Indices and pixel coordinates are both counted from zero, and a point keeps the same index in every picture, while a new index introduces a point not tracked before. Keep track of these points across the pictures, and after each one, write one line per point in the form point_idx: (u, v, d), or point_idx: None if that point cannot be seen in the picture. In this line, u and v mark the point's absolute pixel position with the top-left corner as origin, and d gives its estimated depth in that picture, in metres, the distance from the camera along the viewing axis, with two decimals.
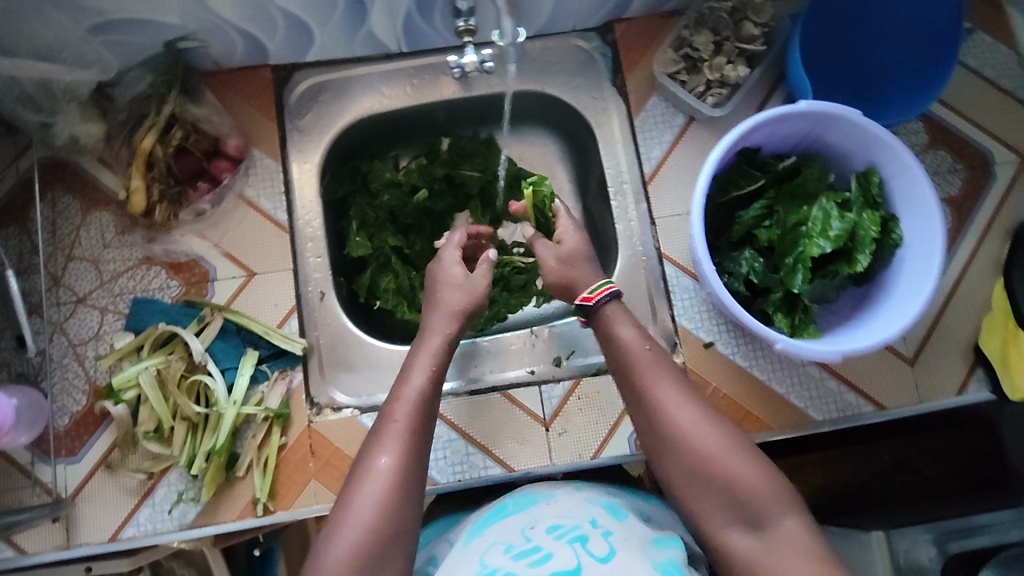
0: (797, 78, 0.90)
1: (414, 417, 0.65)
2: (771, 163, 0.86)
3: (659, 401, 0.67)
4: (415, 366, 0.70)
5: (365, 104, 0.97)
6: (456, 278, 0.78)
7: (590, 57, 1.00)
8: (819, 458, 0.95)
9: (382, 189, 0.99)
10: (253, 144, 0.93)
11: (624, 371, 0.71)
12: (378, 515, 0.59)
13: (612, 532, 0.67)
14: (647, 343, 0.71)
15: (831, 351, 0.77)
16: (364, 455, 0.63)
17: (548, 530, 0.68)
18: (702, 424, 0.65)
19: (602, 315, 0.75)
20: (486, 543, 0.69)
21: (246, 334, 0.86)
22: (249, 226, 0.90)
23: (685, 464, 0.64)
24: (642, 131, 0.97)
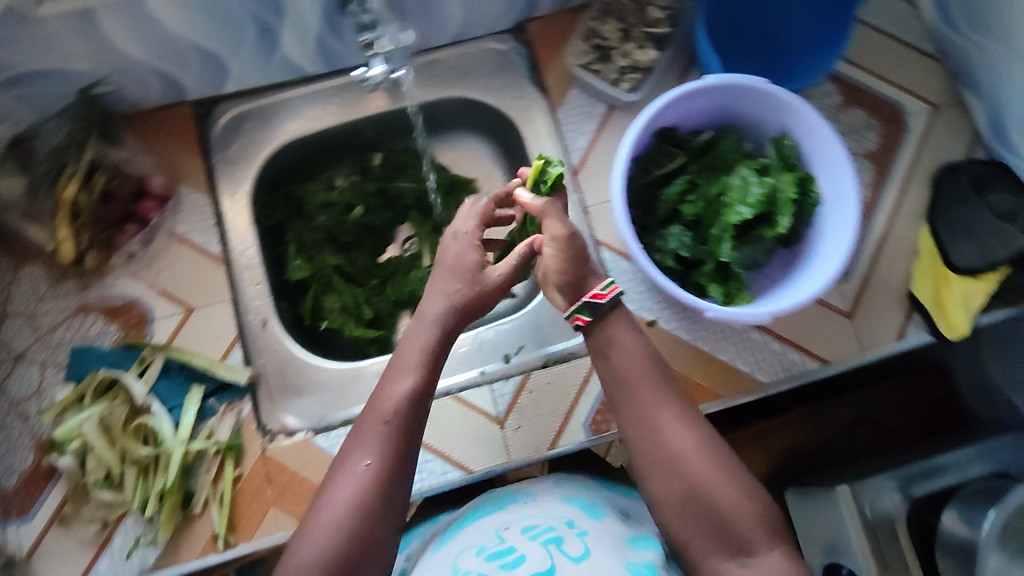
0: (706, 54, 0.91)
1: (401, 422, 0.64)
2: (689, 139, 0.88)
3: (656, 418, 0.65)
4: (408, 361, 0.67)
5: (290, 128, 0.98)
6: (473, 266, 0.72)
7: (507, 58, 1.01)
8: (787, 419, 1.13)
9: (317, 210, 0.99)
10: (180, 181, 0.93)
11: (624, 383, 0.68)
12: (355, 522, 0.59)
13: (589, 530, 0.68)
14: (644, 354, 0.69)
15: (762, 314, 0.78)
16: (346, 457, 0.62)
17: (522, 531, 0.68)
18: (697, 448, 0.64)
19: (607, 316, 0.70)
20: (455, 550, 0.69)
21: (189, 371, 0.86)
22: (183, 263, 0.90)
23: (675, 483, 0.63)
24: (567, 124, 0.98)
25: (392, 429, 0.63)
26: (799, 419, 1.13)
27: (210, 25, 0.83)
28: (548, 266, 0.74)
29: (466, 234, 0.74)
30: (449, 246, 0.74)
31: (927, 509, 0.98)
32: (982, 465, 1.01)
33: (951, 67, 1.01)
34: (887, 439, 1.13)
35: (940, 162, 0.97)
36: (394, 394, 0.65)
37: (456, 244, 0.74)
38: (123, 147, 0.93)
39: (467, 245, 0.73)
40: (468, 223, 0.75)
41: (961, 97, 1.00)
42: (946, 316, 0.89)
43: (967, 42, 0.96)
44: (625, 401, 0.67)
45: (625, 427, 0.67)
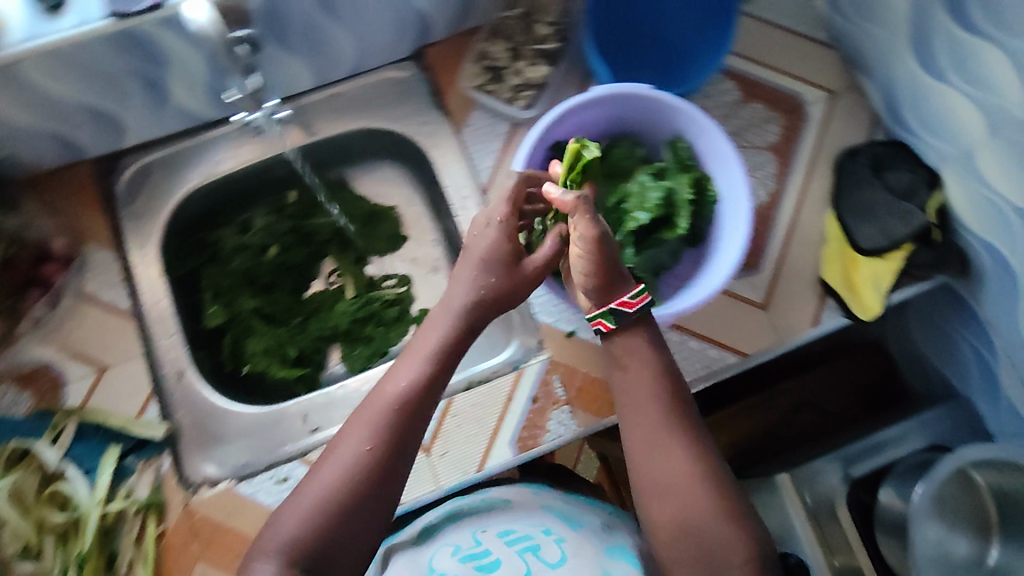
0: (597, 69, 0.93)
1: (403, 413, 0.69)
2: (586, 150, 0.89)
3: (664, 441, 0.70)
4: (421, 348, 0.73)
5: (197, 176, 0.97)
6: (507, 254, 0.75)
7: (409, 84, 1.01)
8: (732, 412, 1.16)
9: (232, 254, 1.00)
10: (84, 240, 0.92)
11: (636, 400, 0.73)
12: (342, 496, 0.65)
13: (564, 537, 0.77)
14: (665, 386, 0.73)
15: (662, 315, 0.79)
16: (345, 435, 0.69)
17: (501, 536, 0.79)
18: (695, 481, 0.68)
19: (626, 327, 0.75)
20: (436, 547, 0.79)
21: (105, 431, 0.85)
22: (94, 322, 0.89)
23: (672, 511, 0.68)
24: (473, 144, 0.98)
25: (394, 417, 0.69)
26: (739, 412, 1.17)
27: (93, 86, 0.82)
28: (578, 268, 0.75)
29: (498, 221, 0.77)
30: (479, 237, 0.77)
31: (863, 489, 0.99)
32: (917, 440, 1.01)
33: (845, 54, 1.02)
34: (829, 421, 1.16)
35: (842, 147, 0.99)
36: (399, 384, 0.71)
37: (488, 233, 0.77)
38: (22, 213, 0.91)
39: (498, 237, 0.76)
40: (500, 212, 0.78)
41: (858, 82, 1.02)
42: (858, 297, 0.90)
43: (855, 29, 0.98)
44: (639, 420, 0.72)
45: (637, 449, 0.72)
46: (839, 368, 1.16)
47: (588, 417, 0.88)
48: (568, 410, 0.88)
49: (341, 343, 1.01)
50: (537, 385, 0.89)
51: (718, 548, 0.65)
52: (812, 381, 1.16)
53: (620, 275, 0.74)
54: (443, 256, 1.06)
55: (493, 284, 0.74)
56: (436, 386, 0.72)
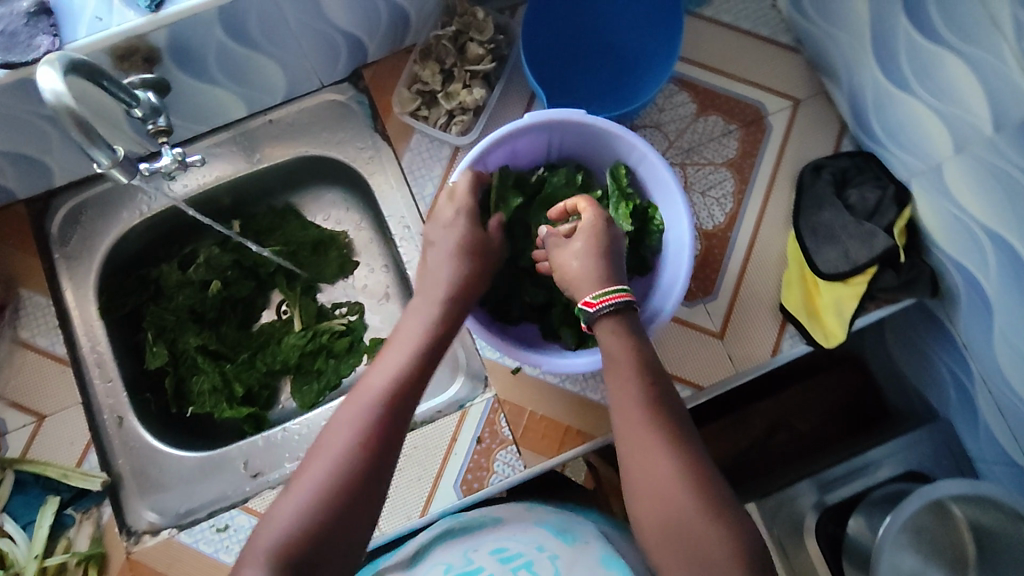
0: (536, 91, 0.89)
1: (395, 396, 0.62)
2: (525, 179, 0.86)
3: (651, 438, 0.62)
4: (407, 333, 0.69)
5: (132, 212, 0.95)
6: (474, 244, 0.77)
7: (348, 107, 0.97)
8: (709, 433, 1.09)
9: (175, 290, 0.96)
10: (17, 285, 0.90)
11: (618, 391, 0.67)
12: (335, 491, 0.55)
13: (559, 554, 0.71)
14: (650, 378, 0.67)
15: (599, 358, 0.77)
16: (332, 426, 0.61)
17: (493, 554, 0.72)
18: (684, 477, 0.60)
19: (603, 321, 0.70)
20: (426, 567, 0.73)
21: (45, 482, 0.84)
22: (29, 370, 0.87)
23: (660, 511, 0.59)
24: (411, 171, 0.94)
25: (382, 400, 0.62)
26: (717, 430, 1.09)
27: (7, 133, 0.79)
28: (567, 274, 0.74)
29: (458, 202, 0.77)
30: (447, 225, 0.78)
31: (830, 519, 0.91)
32: (892, 467, 0.94)
33: (810, 56, 0.95)
34: (806, 443, 1.09)
35: (805, 160, 0.93)
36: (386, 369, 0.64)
37: (448, 220, 0.78)
38: None
39: (461, 222, 0.77)
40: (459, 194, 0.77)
41: (825, 87, 0.95)
42: (822, 323, 0.85)
43: (820, 31, 0.91)
44: (624, 419, 0.65)
45: (622, 442, 0.64)
46: (816, 387, 1.10)
47: (535, 457, 0.85)
48: (515, 450, 0.85)
49: (292, 378, 0.98)
50: (482, 423, 0.86)
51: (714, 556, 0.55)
52: (787, 401, 1.10)
53: (592, 274, 0.72)
54: (393, 282, 1.02)
55: (466, 268, 0.75)
56: (426, 369, 0.66)
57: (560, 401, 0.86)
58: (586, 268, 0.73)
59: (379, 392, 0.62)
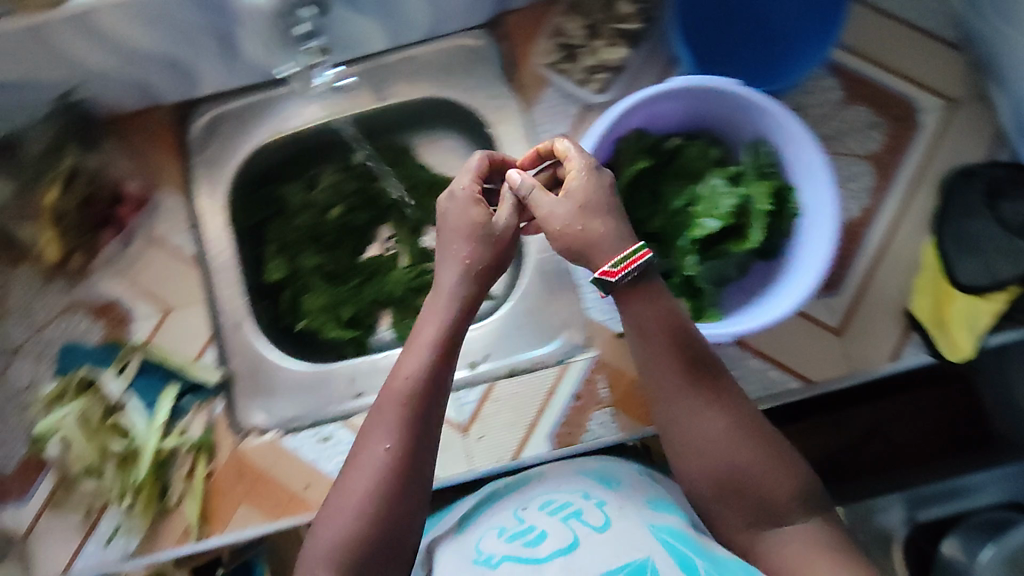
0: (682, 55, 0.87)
1: (417, 419, 0.64)
2: (660, 142, 0.81)
3: (691, 406, 0.66)
4: (421, 341, 0.66)
5: (268, 130, 0.99)
6: (485, 228, 0.68)
7: (482, 53, 0.96)
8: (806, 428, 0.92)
9: (298, 210, 1.00)
10: (157, 183, 0.94)
11: (654, 363, 0.67)
12: (380, 495, 0.61)
13: (606, 500, 0.68)
14: (685, 346, 0.67)
15: (721, 333, 0.73)
16: (362, 440, 0.64)
17: (542, 508, 0.69)
18: (730, 436, 0.65)
19: (632, 292, 0.66)
20: (480, 530, 0.69)
21: (166, 370, 0.89)
22: (161, 264, 0.92)
23: (712, 472, 0.65)
24: (541, 124, 0.94)
25: (407, 404, 0.64)
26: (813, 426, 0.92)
27: (172, 35, 0.84)
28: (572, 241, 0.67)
29: (464, 189, 0.70)
30: (446, 211, 0.70)
31: (924, 536, 0.92)
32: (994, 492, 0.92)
33: (976, 57, 0.90)
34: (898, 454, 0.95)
35: (952, 165, 0.88)
36: (400, 393, 0.65)
37: (454, 206, 0.69)
38: (102, 153, 0.94)
39: (465, 207, 0.69)
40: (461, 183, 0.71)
41: (985, 91, 0.90)
42: (951, 336, 0.82)
43: (991, 28, 0.85)
44: (658, 391, 0.67)
45: (661, 414, 0.68)
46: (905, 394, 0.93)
47: (631, 423, 0.86)
48: (610, 412, 0.86)
49: (394, 310, 1.00)
50: (581, 381, 0.87)
51: (773, 497, 0.64)
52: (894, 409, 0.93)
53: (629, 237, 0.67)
54: None
55: (486, 253, 0.68)
56: (443, 376, 0.66)
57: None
58: (599, 230, 0.66)
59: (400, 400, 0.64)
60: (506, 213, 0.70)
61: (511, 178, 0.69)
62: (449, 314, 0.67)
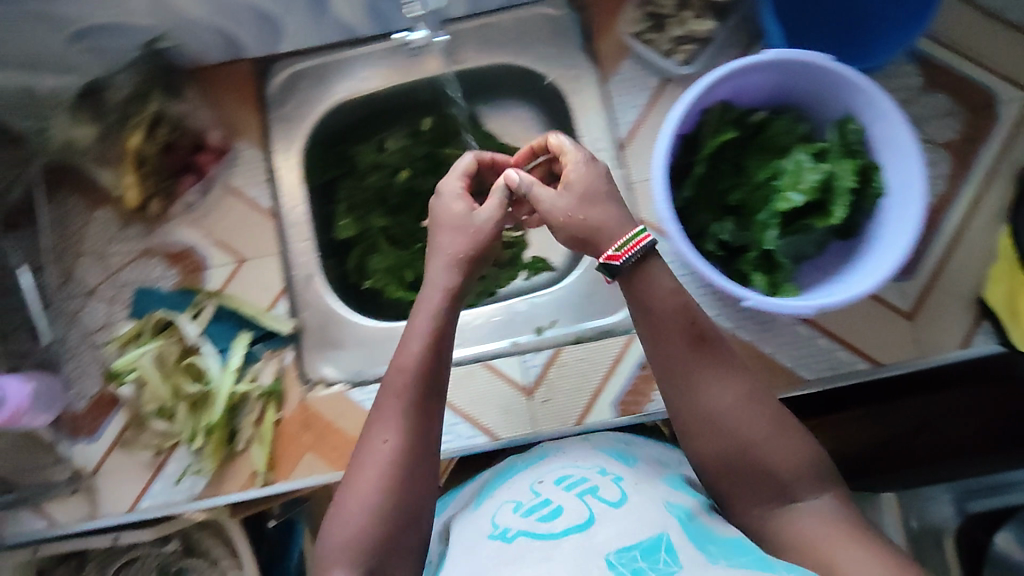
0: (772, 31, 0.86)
1: (415, 411, 0.63)
2: (746, 116, 0.81)
3: (698, 378, 0.62)
4: (411, 333, 0.65)
5: (342, 89, 1.00)
6: (473, 227, 0.67)
7: (561, 24, 0.97)
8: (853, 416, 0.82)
9: (368, 169, 1.01)
10: (236, 135, 0.96)
11: (660, 334, 0.63)
12: (386, 493, 0.59)
13: (624, 477, 0.64)
14: (690, 317, 0.63)
15: (805, 306, 0.73)
16: (364, 439, 0.62)
17: (557, 483, 0.64)
18: (742, 410, 0.61)
19: (637, 273, 0.64)
20: (494, 505, 0.65)
21: (239, 317, 0.91)
22: (237, 215, 0.94)
23: (724, 450, 0.61)
24: (618, 94, 0.95)
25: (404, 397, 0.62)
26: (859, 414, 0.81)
27: None
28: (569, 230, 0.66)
29: (453, 188, 0.70)
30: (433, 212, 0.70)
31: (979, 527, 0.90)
32: None
33: None
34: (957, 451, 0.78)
35: None
36: (394, 386, 0.63)
37: (442, 202, 0.69)
38: (184, 102, 0.95)
39: (452, 203, 0.69)
40: (451, 182, 0.71)
41: None
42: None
43: None
44: (661, 364, 0.63)
45: (669, 389, 0.63)
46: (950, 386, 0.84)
47: None
48: None
49: None
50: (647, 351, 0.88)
51: (786, 476, 0.59)
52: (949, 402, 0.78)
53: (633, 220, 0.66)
54: None
55: (474, 247, 0.67)
56: (438, 364, 0.65)
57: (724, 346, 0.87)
58: (598, 215, 0.65)
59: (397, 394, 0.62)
60: (493, 206, 0.68)
61: (508, 175, 0.68)
62: (441, 306, 0.65)
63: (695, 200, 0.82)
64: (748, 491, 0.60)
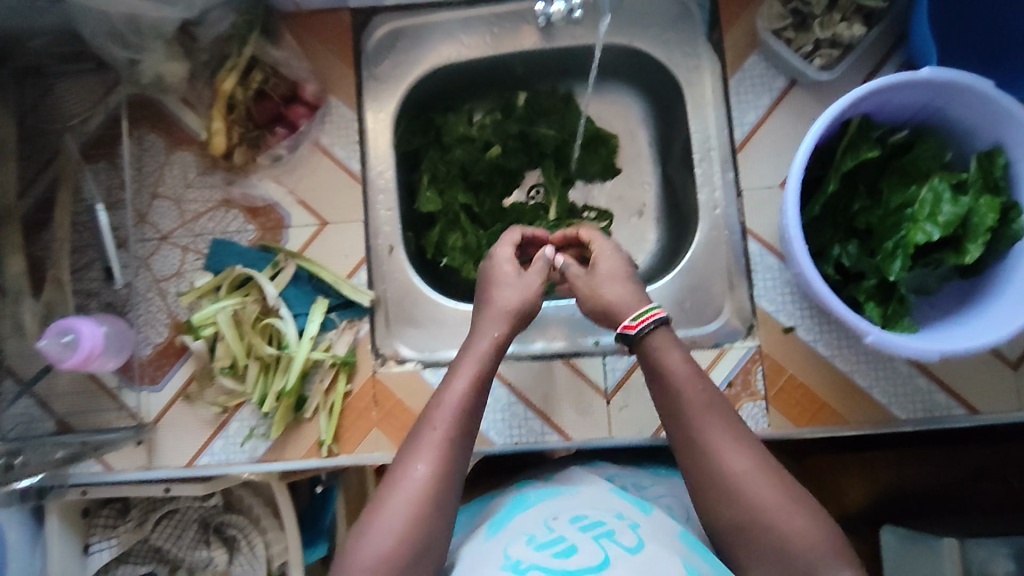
0: (920, 34, 0.81)
1: (450, 446, 0.63)
2: (885, 135, 0.78)
3: (711, 443, 0.63)
4: (459, 371, 0.68)
5: (442, 52, 0.95)
6: (525, 291, 0.76)
7: (685, 9, 0.92)
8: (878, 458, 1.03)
9: (454, 143, 0.98)
10: (329, 89, 0.91)
11: (675, 405, 0.66)
12: (414, 519, 0.59)
13: (640, 523, 0.62)
14: (700, 382, 0.66)
15: (929, 351, 0.68)
16: (398, 463, 0.63)
17: (572, 522, 0.62)
18: (758, 474, 0.61)
19: (647, 344, 0.70)
20: (505, 535, 0.63)
21: (318, 283, 0.88)
22: (324, 174, 0.90)
23: (738, 514, 0.60)
24: (737, 92, 0.89)
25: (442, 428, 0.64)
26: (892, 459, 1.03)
27: None
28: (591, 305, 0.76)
29: (506, 254, 0.79)
30: (488, 271, 0.78)
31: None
32: None
33: None
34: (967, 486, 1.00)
35: None
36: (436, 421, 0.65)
37: (494, 262, 0.78)
38: (281, 48, 0.90)
39: (504, 266, 0.78)
40: (501, 251, 0.79)
41: None
42: None
43: None
44: (678, 421, 0.66)
45: (683, 455, 0.65)
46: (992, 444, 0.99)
47: (783, 421, 0.83)
48: (764, 406, 0.83)
49: None
50: (737, 368, 0.84)
51: (794, 547, 0.58)
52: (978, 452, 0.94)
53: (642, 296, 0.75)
54: (653, 200, 1.03)
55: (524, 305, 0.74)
56: (479, 407, 0.68)
57: (818, 373, 0.83)
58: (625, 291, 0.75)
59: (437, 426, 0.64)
60: (536, 273, 0.78)
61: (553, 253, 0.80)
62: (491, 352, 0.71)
63: (820, 219, 0.79)
64: (764, 555, 0.59)
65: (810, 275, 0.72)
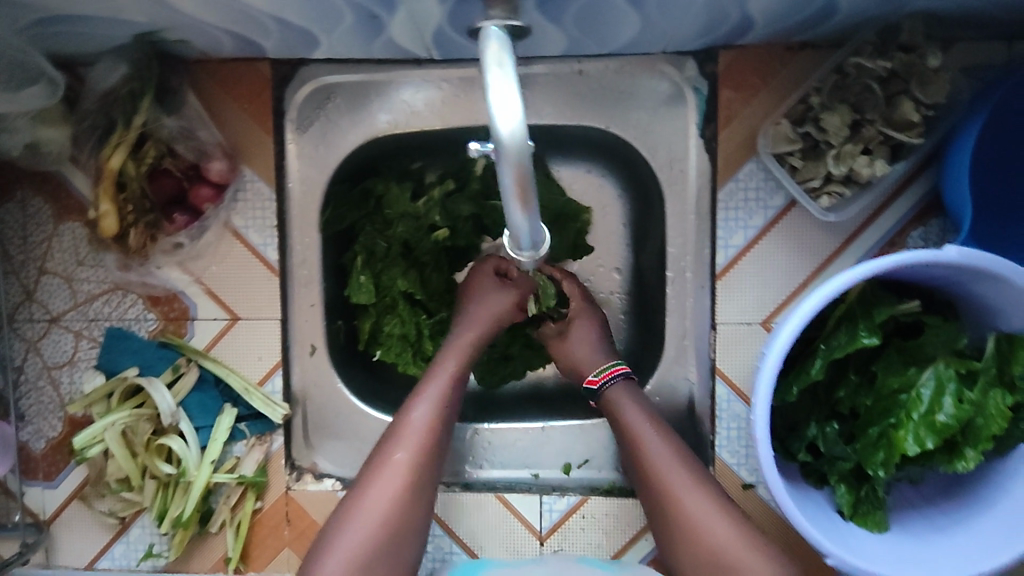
0: (955, 176, 0.68)
1: (430, 433, 0.68)
2: (896, 305, 0.67)
3: (680, 477, 0.67)
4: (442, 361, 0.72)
5: (384, 118, 0.79)
6: (510, 299, 0.74)
7: (678, 91, 0.76)
8: None
9: (396, 218, 0.81)
10: (243, 160, 0.77)
11: (642, 440, 0.70)
12: (396, 501, 0.65)
13: None
14: (652, 421, 0.70)
15: None
16: (381, 451, 0.68)
17: None
18: (716, 517, 0.65)
19: (607, 399, 0.74)
20: None
21: (225, 388, 0.79)
22: (235, 262, 0.78)
23: (697, 555, 0.65)
24: (725, 209, 0.75)
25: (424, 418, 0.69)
26: None
27: (306, 10, 0.61)
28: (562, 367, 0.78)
29: (486, 276, 0.76)
30: (475, 284, 0.76)
31: None
32: None
33: None
34: None
35: None
36: (414, 411, 0.69)
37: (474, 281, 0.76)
38: (180, 114, 0.75)
39: (484, 280, 0.76)
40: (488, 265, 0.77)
41: None
42: None
43: None
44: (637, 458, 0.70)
45: (646, 491, 0.69)
46: None
47: None
48: None
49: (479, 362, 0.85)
50: None
51: None
52: None
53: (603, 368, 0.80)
54: (623, 291, 0.87)
55: (505, 310, 0.74)
56: (456, 403, 0.72)
57: (776, 523, 0.77)
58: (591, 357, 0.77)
59: (419, 419, 0.68)
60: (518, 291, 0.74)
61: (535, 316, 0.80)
62: (471, 351, 0.73)
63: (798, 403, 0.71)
64: None
65: (769, 476, 0.62)
